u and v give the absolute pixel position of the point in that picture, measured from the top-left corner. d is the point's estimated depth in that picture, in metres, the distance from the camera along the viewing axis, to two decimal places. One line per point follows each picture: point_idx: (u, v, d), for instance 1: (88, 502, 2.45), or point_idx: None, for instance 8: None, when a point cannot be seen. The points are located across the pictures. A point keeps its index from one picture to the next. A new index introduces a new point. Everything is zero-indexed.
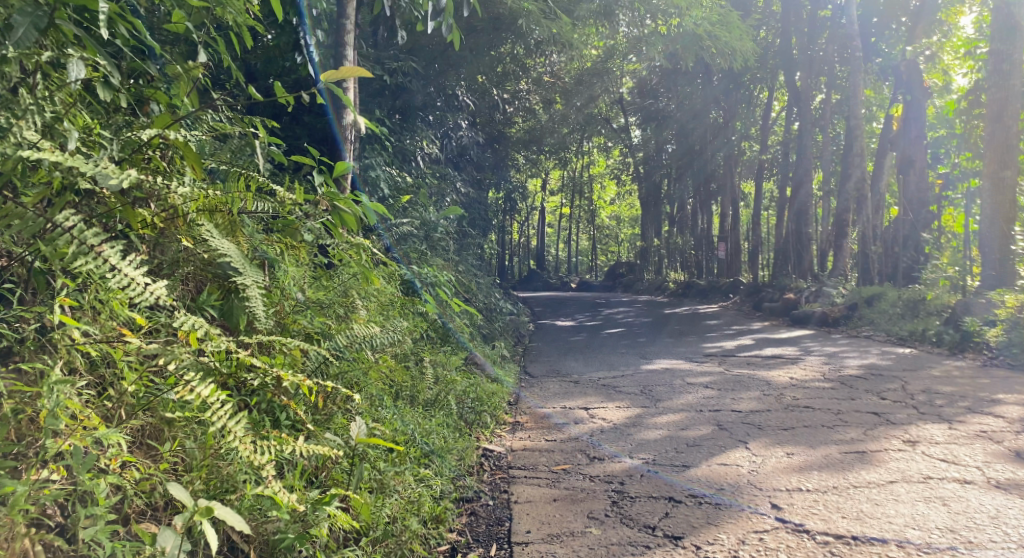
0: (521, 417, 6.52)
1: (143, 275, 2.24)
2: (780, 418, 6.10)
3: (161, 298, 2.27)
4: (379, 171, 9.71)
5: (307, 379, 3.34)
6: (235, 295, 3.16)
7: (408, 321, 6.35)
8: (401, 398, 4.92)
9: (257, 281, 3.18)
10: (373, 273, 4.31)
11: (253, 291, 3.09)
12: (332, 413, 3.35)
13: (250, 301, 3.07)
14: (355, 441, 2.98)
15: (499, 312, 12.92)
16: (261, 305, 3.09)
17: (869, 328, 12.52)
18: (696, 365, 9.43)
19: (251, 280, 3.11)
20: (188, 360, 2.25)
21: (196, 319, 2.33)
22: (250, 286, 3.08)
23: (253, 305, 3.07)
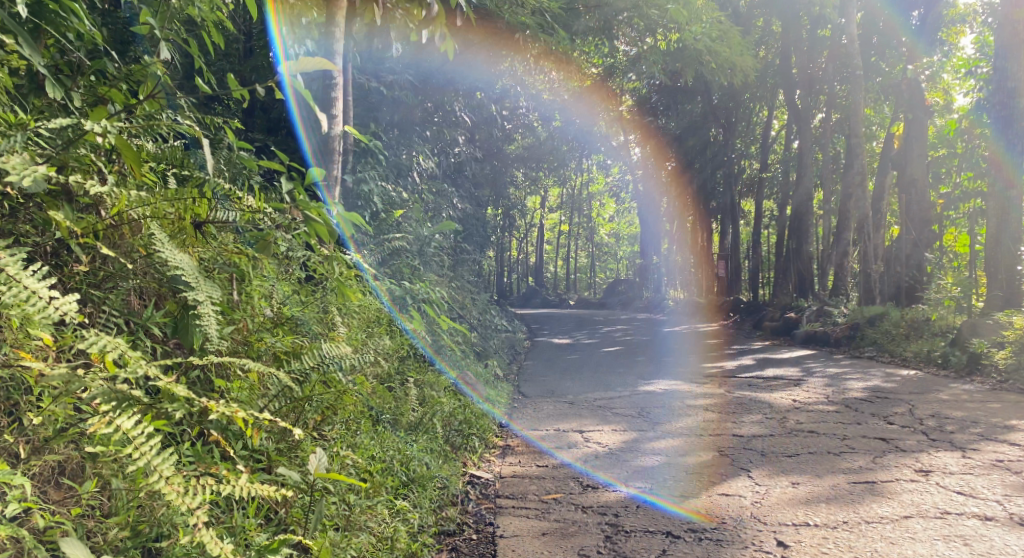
0: (512, 440, 6.21)
1: (48, 287, 2.07)
2: (784, 444, 5.79)
3: (70, 314, 2.08)
4: (371, 185, 9.47)
5: (268, 405, 3.09)
6: (187, 311, 2.90)
7: (393, 339, 6.05)
8: (381, 421, 4.63)
9: (214, 298, 2.91)
10: (351, 288, 4.03)
11: (207, 308, 2.82)
12: (295, 443, 3.11)
13: (203, 319, 2.80)
14: (314, 477, 2.73)
15: (494, 330, 12.61)
16: (215, 324, 2.82)
17: (873, 348, 12.23)
18: (696, 387, 9.12)
19: (205, 295, 2.85)
20: (102, 386, 2.05)
21: (107, 339, 2.14)
22: (204, 304, 2.82)
23: (206, 324, 2.80)
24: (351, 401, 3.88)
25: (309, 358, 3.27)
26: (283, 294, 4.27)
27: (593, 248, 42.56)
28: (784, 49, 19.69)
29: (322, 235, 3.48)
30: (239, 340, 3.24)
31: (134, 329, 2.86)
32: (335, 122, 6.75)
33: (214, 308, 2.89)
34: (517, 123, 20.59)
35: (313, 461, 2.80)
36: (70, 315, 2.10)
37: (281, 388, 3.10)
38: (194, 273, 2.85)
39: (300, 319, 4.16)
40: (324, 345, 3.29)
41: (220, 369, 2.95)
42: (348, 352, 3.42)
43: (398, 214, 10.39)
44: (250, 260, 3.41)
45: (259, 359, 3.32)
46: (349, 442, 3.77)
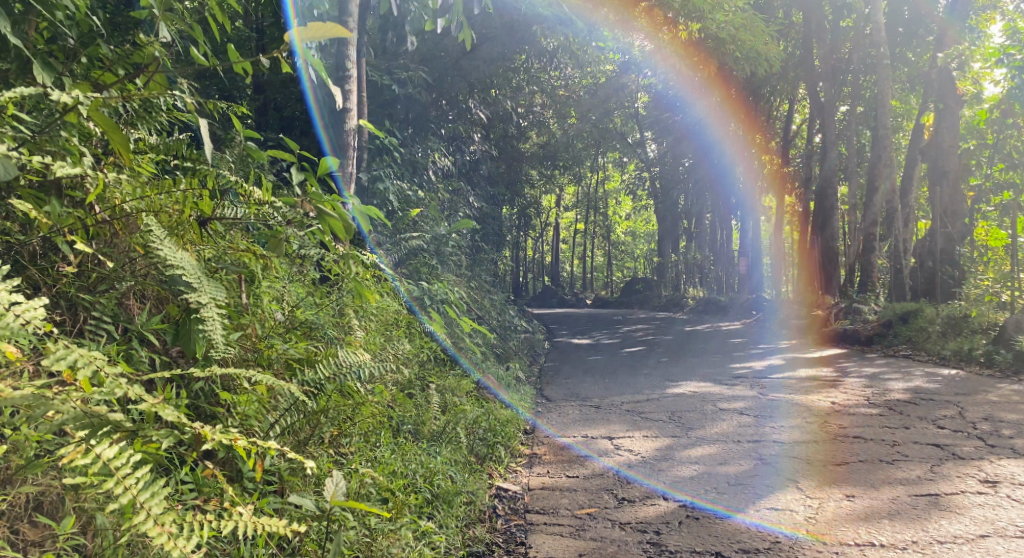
0: (538, 448, 5.88)
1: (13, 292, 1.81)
2: (832, 451, 5.43)
3: (36, 323, 1.81)
4: (387, 183, 9.19)
5: (280, 420, 2.75)
6: (190, 316, 2.56)
7: (413, 343, 5.74)
8: (401, 432, 4.33)
9: (218, 300, 2.57)
10: (367, 289, 3.71)
11: (211, 311, 2.48)
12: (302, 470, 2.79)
13: (206, 323, 2.46)
14: (328, 504, 2.42)
15: (513, 330, 12.25)
16: (220, 330, 2.48)
17: (908, 347, 11.82)
18: (727, 388, 8.77)
19: (209, 296, 2.51)
20: (73, 412, 1.77)
21: (80, 355, 1.85)
22: (207, 307, 2.48)
23: (209, 329, 2.46)
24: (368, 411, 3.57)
25: (327, 366, 2.97)
26: (294, 296, 3.97)
27: (609, 247, 42.05)
28: (806, 40, 19.22)
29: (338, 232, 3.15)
30: (246, 349, 2.94)
31: (129, 337, 2.53)
32: (351, 115, 6.57)
33: (219, 311, 2.55)
34: (533, 120, 20.23)
35: (330, 486, 2.48)
36: (37, 326, 1.83)
37: (290, 401, 2.78)
38: (196, 272, 2.53)
39: (314, 322, 3.85)
40: (340, 352, 3.01)
41: (223, 382, 2.65)
42: (366, 360, 3.11)
43: (414, 213, 10.10)
44: (264, 260, 3.10)
45: (270, 368, 3.02)
46: (368, 458, 3.45)
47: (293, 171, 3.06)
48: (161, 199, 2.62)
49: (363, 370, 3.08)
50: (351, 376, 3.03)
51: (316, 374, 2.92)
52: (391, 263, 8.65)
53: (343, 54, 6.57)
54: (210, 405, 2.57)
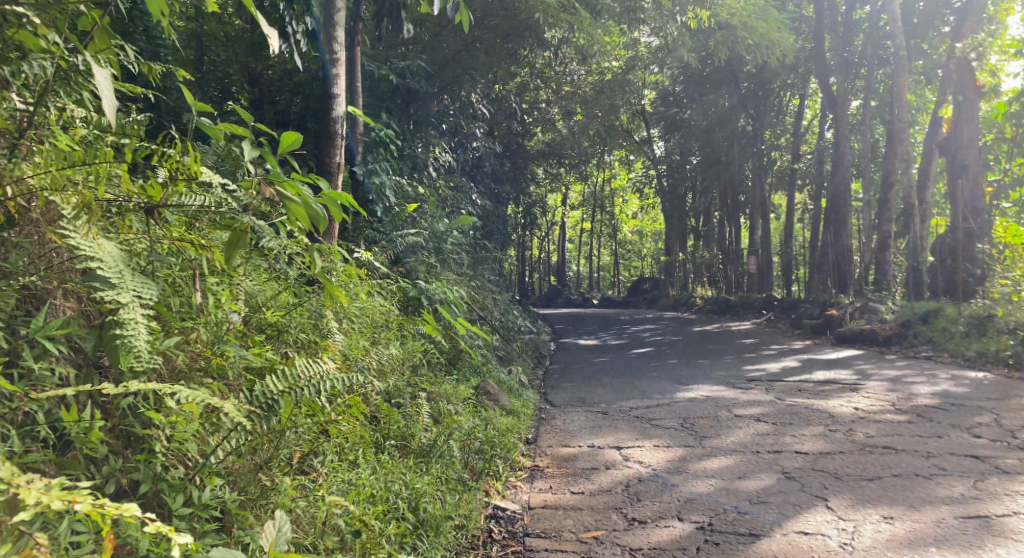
0: (540, 460, 5.41)
1: None
2: (860, 464, 4.96)
3: None
4: (383, 177, 8.75)
5: (225, 444, 2.31)
6: (107, 318, 2.17)
7: (404, 347, 5.30)
8: (383, 450, 3.88)
9: (145, 298, 2.20)
10: (338, 290, 3.29)
11: (133, 313, 2.11)
12: (248, 514, 2.39)
13: (126, 326, 2.08)
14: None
15: (516, 331, 11.80)
16: (144, 335, 2.10)
17: (929, 348, 11.35)
18: (742, 392, 8.29)
19: (131, 294, 2.15)
20: None
21: None
22: (128, 307, 2.10)
23: (130, 334, 2.07)
24: (340, 427, 3.16)
25: (287, 379, 2.58)
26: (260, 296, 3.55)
27: (616, 245, 41.41)
28: (817, 32, 18.78)
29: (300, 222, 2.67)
30: (192, 355, 2.57)
31: (35, 344, 2.14)
32: (340, 103, 6.14)
33: (145, 313, 2.18)
34: (538, 117, 19.82)
35: (268, 534, 2.16)
36: None
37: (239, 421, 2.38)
38: (117, 266, 2.18)
39: (282, 324, 3.44)
40: (298, 363, 2.61)
41: (154, 397, 2.26)
42: (332, 373, 2.71)
43: (412, 209, 9.65)
44: (212, 255, 2.68)
45: (226, 379, 2.66)
46: (341, 482, 3.04)
47: (245, 146, 2.48)
48: (68, 184, 2.22)
49: (329, 383, 2.68)
50: (314, 391, 2.62)
51: (272, 388, 2.52)
52: (387, 262, 8.20)
53: (330, 36, 6.14)
54: (140, 423, 2.19)
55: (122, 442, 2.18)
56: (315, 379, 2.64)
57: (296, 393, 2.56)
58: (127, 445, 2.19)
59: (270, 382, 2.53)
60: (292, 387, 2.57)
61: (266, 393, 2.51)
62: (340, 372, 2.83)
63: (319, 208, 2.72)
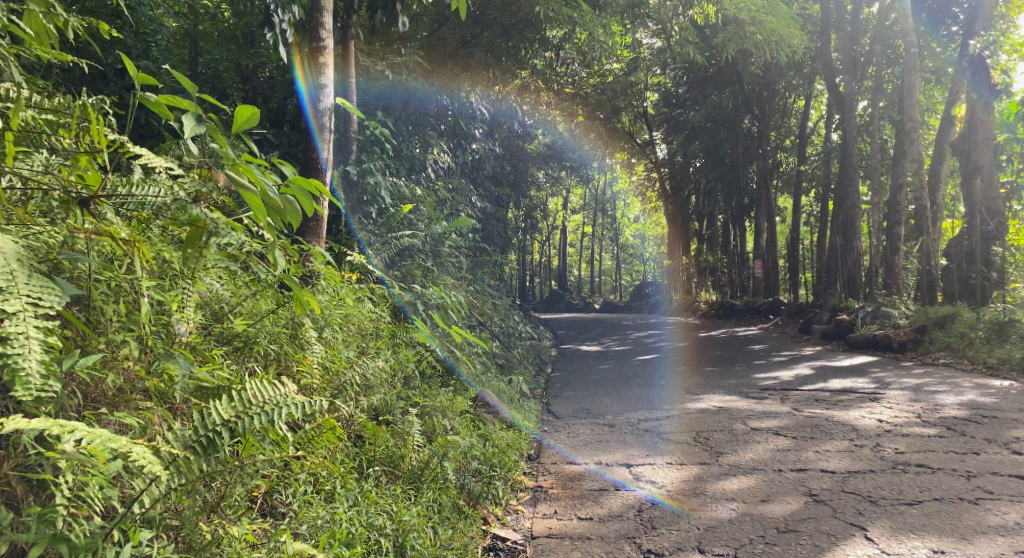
0: (544, 480, 4.96)
1: None
2: (893, 484, 4.53)
3: None
4: (378, 177, 8.36)
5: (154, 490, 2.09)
6: None
7: (394, 356, 4.86)
8: (367, 478, 3.48)
9: (46, 304, 2.00)
10: (307, 294, 2.95)
11: (22, 325, 1.92)
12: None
13: (10, 345, 1.89)
14: None
15: (517, 337, 11.38)
16: (35, 355, 1.91)
17: (946, 355, 10.96)
18: (755, 402, 7.89)
19: (22, 301, 1.95)
20: None
21: None
22: (16, 318, 1.91)
23: (15, 356, 1.88)
24: (312, 457, 2.87)
25: (234, 404, 2.33)
26: (226, 304, 3.24)
27: (618, 250, 40.87)
28: (824, 31, 18.40)
29: (258, 214, 2.32)
30: (128, 378, 2.37)
31: None
32: (328, 95, 5.69)
33: (43, 325, 1.98)
34: (538, 118, 19.38)
35: None
36: None
37: (174, 463, 2.15)
38: (7, 266, 1.98)
39: (249, 334, 3.15)
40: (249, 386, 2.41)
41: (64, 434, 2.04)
42: (290, 399, 2.46)
43: (409, 211, 9.22)
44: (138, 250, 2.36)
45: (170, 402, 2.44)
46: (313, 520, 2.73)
47: (186, 120, 2.10)
48: None
49: (283, 410, 2.42)
50: (266, 420, 2.37)
51: (214, 419, 2.27)
52: (382, 266, 7.76)
53: (317, 22, 5.71)
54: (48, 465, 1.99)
55: (25, 486, 1.96)
56: (266, 405, 2.40)
57: (244, 422, 2.31)
58: (32, 491, 1.98)
59: (215, 411, 2.28)
60: (239, 416, 2.32)
61: (203, 424, 2.26)
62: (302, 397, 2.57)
63: (280, 199, 2.37)
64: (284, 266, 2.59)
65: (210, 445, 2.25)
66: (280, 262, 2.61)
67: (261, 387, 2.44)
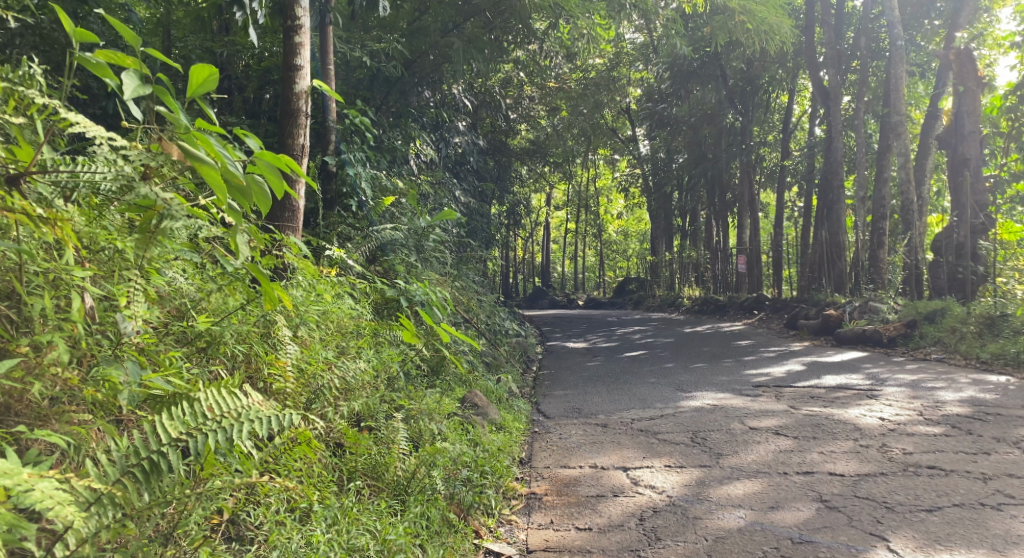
0: (538, 487, 4.66)
1: None
2: (907, 489, 4.29)
3: None
4: (358, 168, 8.01)
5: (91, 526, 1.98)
6: None
7: (377, 356, 4.53)
8: (348, 493, 3.21)
9: None
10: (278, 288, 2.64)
11: None
12: None
13: None
14: None
15: (502, 333, 11.08)
16: None
17: (938, 350, 10.79)
18: (751, 400, 7.64)
19: None
20: None
21: None
22: None
23: None
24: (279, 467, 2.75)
25: (184, 420, 2.28)
26: (190, 299, 3.03)
27: (601, 246, 40.57)
28: (808, 25, 18.22)
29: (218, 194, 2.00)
30: (60, 387, 2.21)
31: None
32: (302, 77, 5.34)
33: None
34: (522, 113, 19.03)
35: None
36: None
37: (110, 496, 2.04)
38: None
39: (215, 333, 2.92)
40: (204, 398, 2.35)
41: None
42: (247, 413, 2.42)
43: (391, 204, 8.85)
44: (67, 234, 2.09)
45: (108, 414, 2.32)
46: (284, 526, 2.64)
47: (128, 79, 1.76)
48: None
49: (244, 427, 2.38)
50: (223, 438, 2.32)
51: (158, 440, 2.19)
52: (363, 260, 7.40)
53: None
54: None
55: None
56: (225, 419, 2.35)
57: (195, 441, 2.26)
58: None
59: (161, 430, 2.20)
60: (189, 435, 2.26)
61: (145, 448, 2.19)
62: (270, 411, 2.53)
63: (243, 178, 2.06)
64: (248, 257, 2.28)
65: (153, 471, 2.17)
66: (245, 251, 2.29)
67: (219, 397, 2.39)
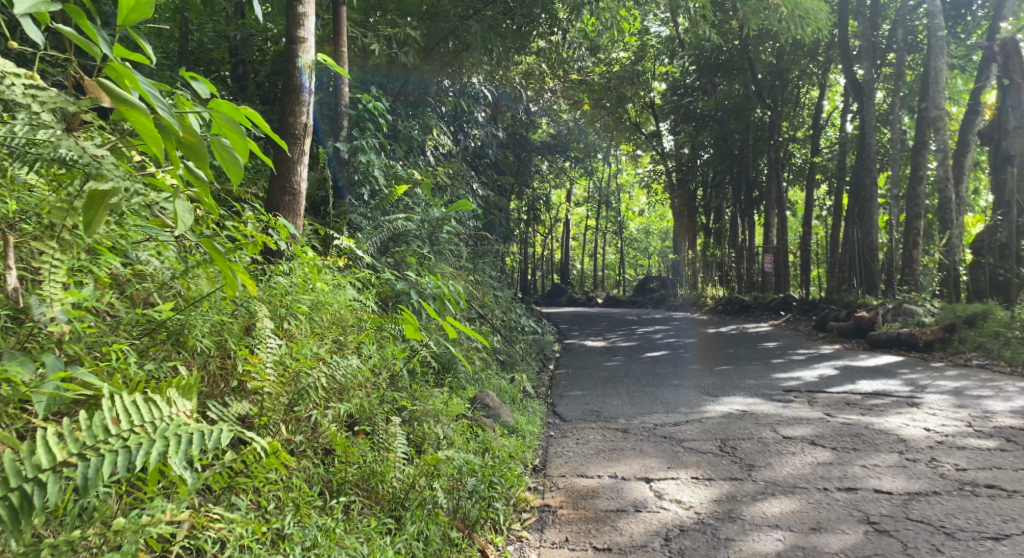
0: (552, 498, 4.25)
1: None
2: (967, 512, 3.83)
3: None
4: (371, 155, 7.63)
5: None
6: None
7: (380, 353, 4.14)
8: (332, 511, 2.86)
9: None
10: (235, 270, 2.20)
11: None
12: None
13: None
14: None
15: (519, 330, 10.64)
16: None
17: (979, 355, 10.22)
18: (783, 406, 7.18)
19: None
20: None
21: None
22: None
23: None
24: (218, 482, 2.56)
25: (83, 440, 2.12)
26: (165, 286, 2.96)
27: (623, 244, 39.94)
28: (842, 17, 17.61)
29: (147, 139, 1.69)
30: None
31: None
32: (305, 53, 4.94)
33: None
34: (543, 107, 18.57)
35: None
36: None
37: None
38: None
39: (175, 324, 2.82)
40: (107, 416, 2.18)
41: None
42: (160, 422, 2.28)
43: (405, 193, 8.45)
44: None
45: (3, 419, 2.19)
46: (237, 536, 2.44)
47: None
48: None
49: (155, 444, 2.21)
50: (128, 457, 2.15)
51: (36, 466, 2.00)
52: (373, 251, 7.00)
53: None
54: None
55: None
56: (133, 436, 2.19)
57: (86, 465, 2.07)
58: None
59: (43, 453, 2.03)
60: (82, 457, 2.09)
61: (24, 471, 1.98)
62: (197, 425, 2.38)
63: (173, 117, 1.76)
64: (186, 225, 1.90)
65: (25, 507, 1.96)
66: (184, 219, 1.91)
67: (129, 407, 2.24)
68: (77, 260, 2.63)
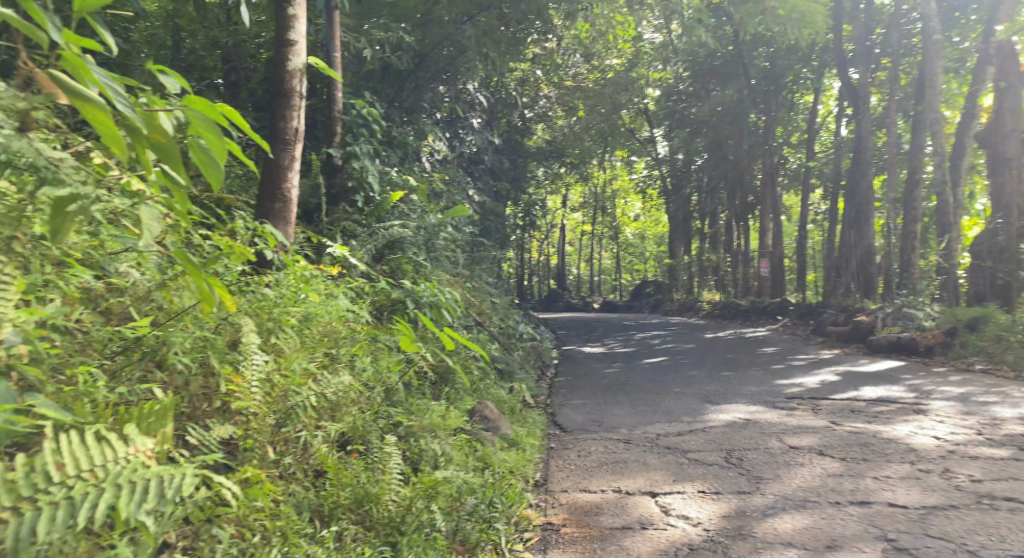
0: (555, 515, 4.09)
1: None
2: (986, 527, 3.68)
3: None
4: (364, 160, 7.46)
5: None
6: None
7: (374, 366, 4.00)
8: (323, 538, 2.74)
9: None
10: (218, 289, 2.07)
11: None
12: None
13: None
14: None
15: (516, 338, 10.47)
16: None
17: (983, 360, 10.08)
18: (788, 414, 7.02)
19: None
20: None
21: None
22: None
23: None
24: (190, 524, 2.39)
25: (21, 490, 1.95)
26: (143, 297, 2.82)
27: (618, 249, 39.81)
28: (837, 20, 17.52)
29: (108, 139, 1.57)
30: None
31: None
32: (296, 54, 4.75)
33: None
34: (539, 111, 18.42)
35: None
36: None
37: None
38: None
39: (152, 341, 2.67)
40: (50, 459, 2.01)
41: None
42: (113, 467, 2.11)
43: (400, 199, 8.28)
44: None
45: None
46: None
47: None
48: None
49: (104, 494, 2.03)
50: (71, 509, 1.97)
51: None
52: (367, 259, 6.82)
53: None
54: None
55: None
56: (79, 485, 2.01)
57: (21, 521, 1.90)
58: None
59: None
60: (16, 511, 1.92)
61: None
62: (156, 468, 2.20)
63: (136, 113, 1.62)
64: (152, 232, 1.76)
65: None
66: (151, 225, 1.77)
67: (76, 450, 2.06)
68: (42, 271, 2.44)
